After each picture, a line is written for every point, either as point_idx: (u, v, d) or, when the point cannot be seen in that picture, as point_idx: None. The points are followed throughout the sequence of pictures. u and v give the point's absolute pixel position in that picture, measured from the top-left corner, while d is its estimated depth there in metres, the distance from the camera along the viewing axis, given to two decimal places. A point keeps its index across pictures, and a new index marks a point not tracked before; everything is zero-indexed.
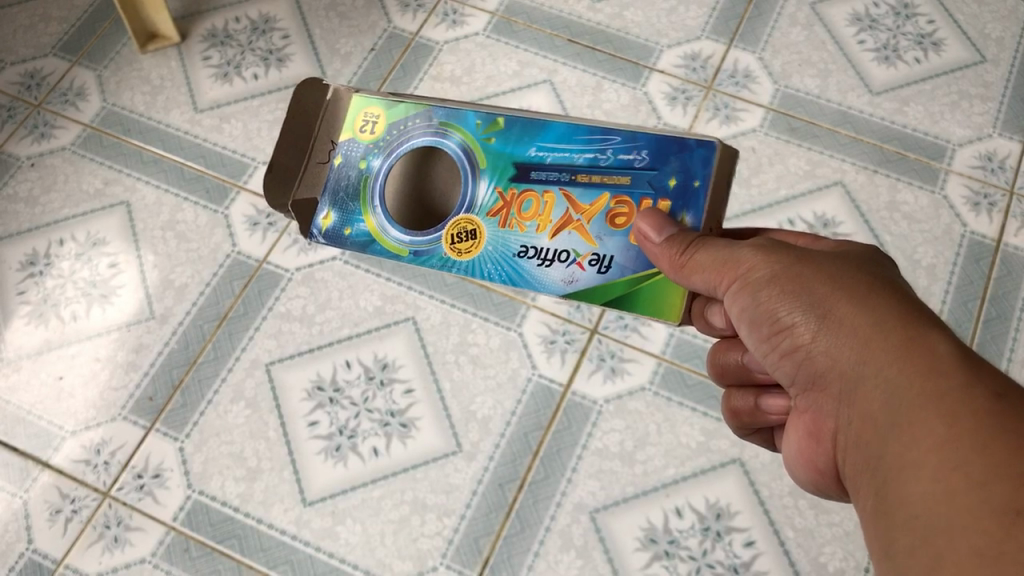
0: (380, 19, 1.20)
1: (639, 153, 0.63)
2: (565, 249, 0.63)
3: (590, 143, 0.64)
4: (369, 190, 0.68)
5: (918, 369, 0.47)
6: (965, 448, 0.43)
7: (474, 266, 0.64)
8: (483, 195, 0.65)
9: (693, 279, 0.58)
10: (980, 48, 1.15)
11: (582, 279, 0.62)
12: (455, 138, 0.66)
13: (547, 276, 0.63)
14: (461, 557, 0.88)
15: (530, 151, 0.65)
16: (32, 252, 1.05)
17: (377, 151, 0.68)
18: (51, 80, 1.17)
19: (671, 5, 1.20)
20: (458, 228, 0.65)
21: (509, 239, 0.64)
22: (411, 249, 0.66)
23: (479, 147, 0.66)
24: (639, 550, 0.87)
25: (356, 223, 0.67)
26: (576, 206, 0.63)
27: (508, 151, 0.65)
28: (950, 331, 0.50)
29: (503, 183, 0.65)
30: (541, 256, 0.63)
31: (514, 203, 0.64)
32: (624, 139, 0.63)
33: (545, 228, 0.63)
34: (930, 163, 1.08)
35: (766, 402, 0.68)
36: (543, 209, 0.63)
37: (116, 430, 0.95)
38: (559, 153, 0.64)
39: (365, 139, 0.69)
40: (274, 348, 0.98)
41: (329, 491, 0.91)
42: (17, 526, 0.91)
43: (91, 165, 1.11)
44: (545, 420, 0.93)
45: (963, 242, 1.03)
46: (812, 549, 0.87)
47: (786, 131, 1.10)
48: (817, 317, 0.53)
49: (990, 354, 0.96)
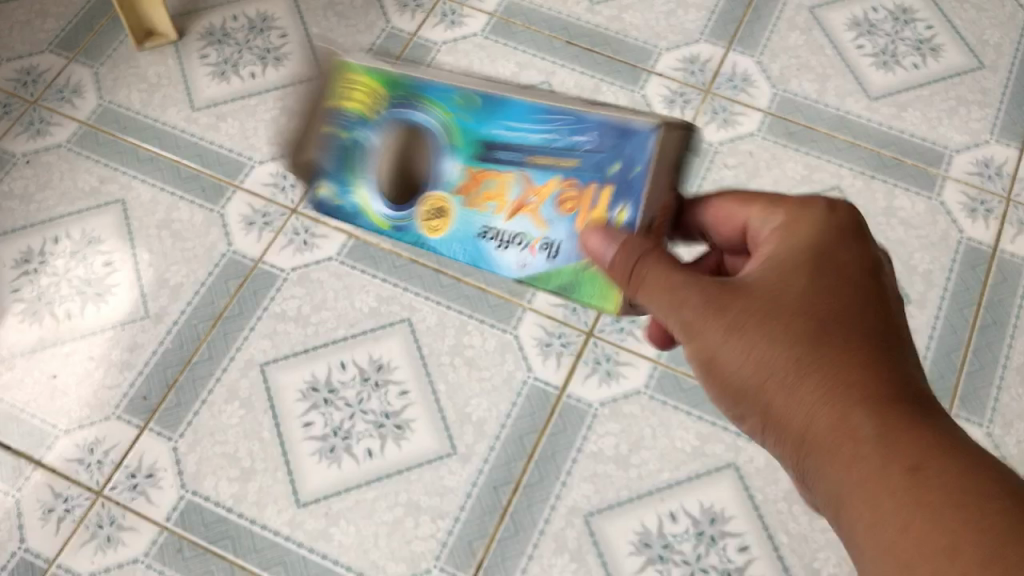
0: (378, 19, 1.20)
1: (588, 134, 0.65)
2: (520, 232, 0.67)
3: (546, 123, 0.66)
4: (357, 161, 0.70)
5: (869, 460, 0.48)
6: (890, 563, 0.45)
7: (442, 245, 0.69)
8: (451, 171, 0.68)
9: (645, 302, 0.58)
10: (978, 55, 1.15)
11: (533, 264, 0.66)
12: (426, 112, 0.68)
13: (504, 258, 0.67)
14: (454, 559, 0.87)
15: (496, 130, 0.67)
16: (27, 249, 1.05)
17: (368, 127, 0.70)
18: (47, 77, 1.17)
19: (670, 8, 1.20)
20: (430, 207, 0.68)
21: (474, 219, 0.67)
22: (393, 223, 0.70)
23: (445, 125, 0.68)
24: (633, 554, 0.87)
25: (345, 193, 0.71)
26: (531, 188, 0.66)
27: (475, 127, 0.67)
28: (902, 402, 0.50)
29: (472, 162, 0.67)
30: (500, 238, 0.67)
31: (478, 183, 0.67)
32: (575, 120, 0.66)
33: (503, 209, 0.67)
34: (928, 168, 1.08)
35: None
36: (500, 190, 0.67)
37: (110, 429, 0.95)
38: (518, 133, 0.67)
39: (357, 111, 0.70)
40: (269, 347, 0.98)
41: (323, 492, 0.91)
42: (9, 525, 0.91)
43: (87, 162, 1.10)
44: (540, 422, 0.93)
45: (959, 248, 1.03)
46: (806, 554, 0.87)
47: (784, 135, 1.10)
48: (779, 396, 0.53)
49: (986, 360, 0.96)
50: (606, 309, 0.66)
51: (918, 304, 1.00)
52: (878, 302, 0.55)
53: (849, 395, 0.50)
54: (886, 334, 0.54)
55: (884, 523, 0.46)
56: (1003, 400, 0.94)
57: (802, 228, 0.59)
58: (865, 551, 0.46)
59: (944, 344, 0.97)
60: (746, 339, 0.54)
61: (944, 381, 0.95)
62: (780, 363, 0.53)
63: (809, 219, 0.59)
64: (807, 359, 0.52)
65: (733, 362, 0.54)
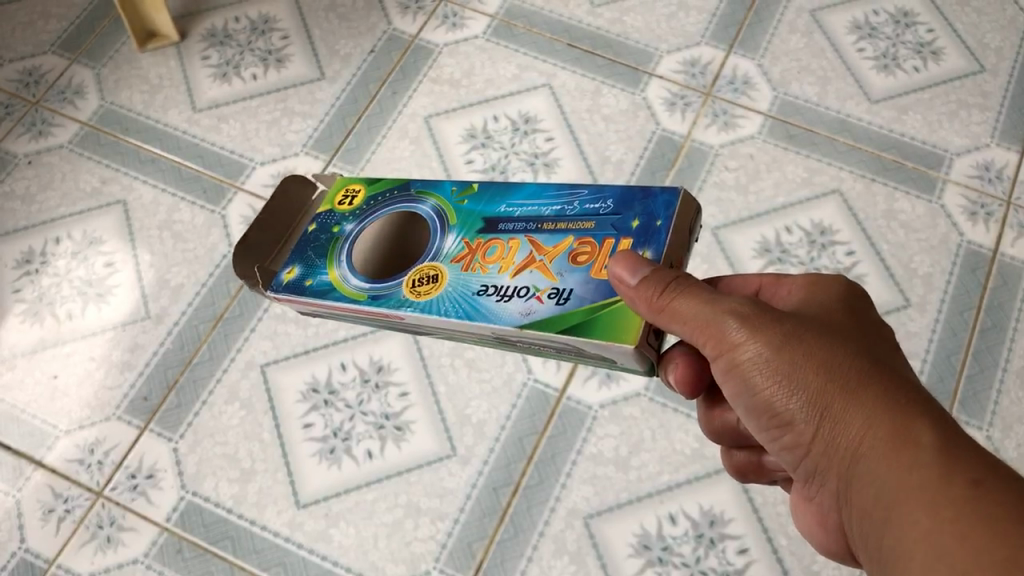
0: (380, 21, 1.20)
1: (605, 203, 0.72)
2: (526, 286, 0.68)
3: (557, 199, 0.74)
4: (337, 251, 0.78)
5: (926, 469, 0.52)
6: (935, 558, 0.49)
7: (433, 305, 0.71)
8: (449, 245, 0.74)
9: (673, 322, 0.61)
10: (979, 58, 1.15)
11: (540, 311, 0.66)
12: (428, 203, 0.79)
13: (506, 309, 0.68)
14: (454, 561, 0.88)
15: (500, 208, 0.75)
16: (28, 250, 1.05)
17: (350, 220, 0.81)
18: (49, 78, 1.17)
19: (672, 11, 1.20)
20: (422, 274, 0.73)
21: (471, 280, 0.70)
22: (371, 295, 0.74)
23: (451, 210, 0.77)
24: (633, 556, 0.87)
25: (319, 275, 0.78)
26: (541, 249, 0.70)
27: (480, 209, 0.76)
28: (933, 416, 0.54)
29: (470, 235, 0.74)
30: (500, 293, 0.69)
31: (480, 250, 0.72)
32: (589, 194, 0.73)
33: (508, 269, 0.70)
34: (928, 171, 1.08)
35: (769, 460, 0.75)
36: (507, 253, 0.71)
37: (110, 430, 0.95)
38: (528, 208, 0.74)
39: (341, 210, 0.82)
40: (269, 349, 0.98)
41: (323, 493, 0.91)
42: (10, 525, 0.91)
43: (88, 163, 1.10)
44: (540, 424, 0.93)
45: (959, 251, 1.03)
46: (805, 556, 0.87)
47: (784, 138, 1.10)
48: (815, 413, 0.57)
49: (986, 363, 0.96)
50: (627, 342, 0.63)
51: (918, 307, 1.00)
52: (891, 344, 0.61)
53: (904, 413, 0.54)
54: (900, 364, 0.59)
55: (942, 530, 0.49)
56: (1002, 403, 0.94)
57: (829, 282, 0.65)
58: (920, 553, 0.50)
59: (944, 347, 0.98)
60: (797, 354, 0.57)
61: (944, 384, 0.96)
62: (833, 378, 0.56)
63: (833, 281, 0.65)
64: (860, 376, 0.56)
65: (781, 375, 0.58)
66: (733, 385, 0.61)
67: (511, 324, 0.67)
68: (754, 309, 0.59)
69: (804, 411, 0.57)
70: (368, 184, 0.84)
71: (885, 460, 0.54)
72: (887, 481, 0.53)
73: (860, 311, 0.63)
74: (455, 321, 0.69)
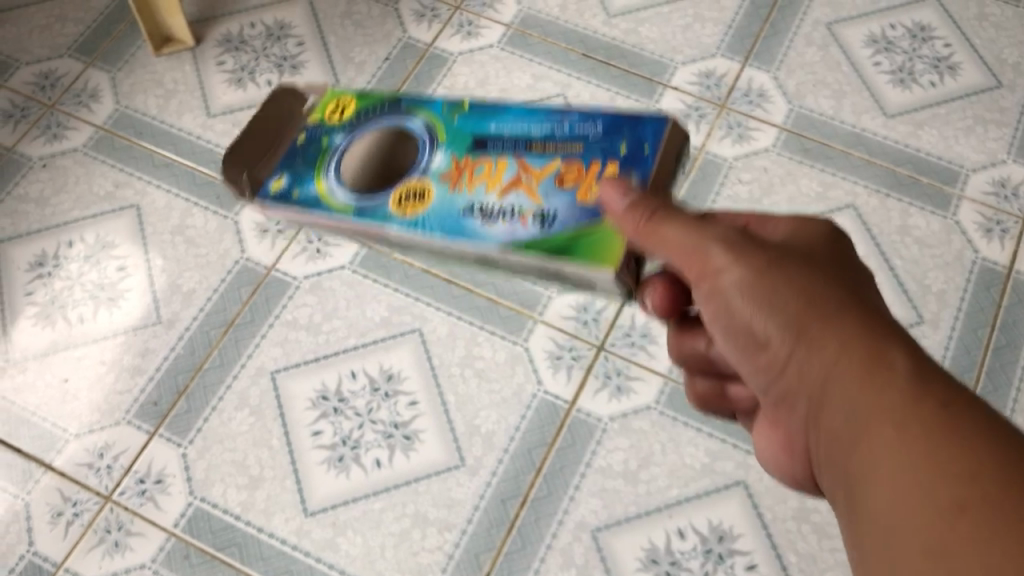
0: (395, 29, 1.20)
1: (593, 128, 0.73)
2: (512, 206, 0.69)
3: (548, 119, 0.74)
4: (325, 162, 0.77)
5: (897, 393, 0.49)
6: (900, 483, 0.46)
7: (420, 221, 0.71)
8: (437, 161, 0.74)
9: (659, 246, 0.61)
10: (996, 73, 1.14)
11: (523, 233, 0.68)
12: (419, 120, 0.78)
13: (492, 230, 0.69)
14: (460, 572, 0.87)
15: (489, 127, 0.75)
16: (41, 253, 1.05)
17: (340, 131, 0.79)
18: (65, 81, 1.17)
19: (688, 22, 1.20)
20: (409, 190, 0.73)
21: (459, 199, 0.71)
22: (357, 208, 0.73)
23: (441, 126, 0.76)
24: (640, 570, 0.87)
25: (306, 187, 0.76)
26: (528, 171, 0.71)
27: (470, 127, 0.75)
28: (910, 347, 0.52)
29: (460, 151, 0.74)
30: (488, 212, 0.70)
31: (468, 169, 0.73)
32: (579, 116, 0.74)
33: (495, 189, 0.71)
34: (943, 187, 1.07)
35: (732, 390, 0.75)
36: (495, 173, 0.72)
37: (119, 434, 0.95)
38: (517, 128, 0.74)
39: (332, 121, 0.80)
40: (280, 356, 0.98)
41: (330, 501, 0.91)
42: (18, 528, 0.91)
43: (102, 167, 1.11)
44: (549, 436, 0.93)
45: (974, 268, 1.02)
46: (814, 574, 0.86)
47: (799, 152, 1.10)
48: (791, 335, 0.55)
49: (999, 382, 0.96)
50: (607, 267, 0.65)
51: (931, 324, 0.99)
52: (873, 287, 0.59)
53: (878, 339, 0.52)
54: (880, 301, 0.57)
55: (910, 452, 0.46)
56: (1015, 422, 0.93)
57: (817, 223, 0.64)
58: (884, 476, 0.47)
59: (957, 365, 0.97)
60: (778, 279, 0.56)
61: None
62: (807, 304, 0.55)
63: (818, 223, 0.64)
64: (837, 304, 0.54)
65: (759, 298, 0.56)
66: (712, 308, 0.60)
67: (496, 244, 0.68)
68: (739, 238, 0.59)
69: (781, 332, 0.55)
70: (358, 95, 0.81)
71: (854, 384, 0.51)
72: (854, 405, 0.50)
73: (844, 254, 0.62)
74: (442, 238, 0.70)
